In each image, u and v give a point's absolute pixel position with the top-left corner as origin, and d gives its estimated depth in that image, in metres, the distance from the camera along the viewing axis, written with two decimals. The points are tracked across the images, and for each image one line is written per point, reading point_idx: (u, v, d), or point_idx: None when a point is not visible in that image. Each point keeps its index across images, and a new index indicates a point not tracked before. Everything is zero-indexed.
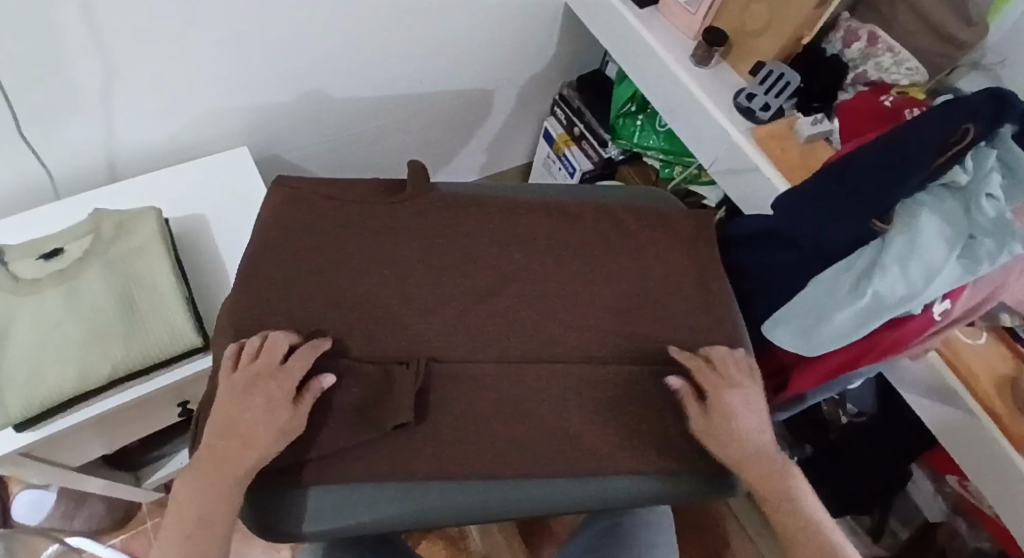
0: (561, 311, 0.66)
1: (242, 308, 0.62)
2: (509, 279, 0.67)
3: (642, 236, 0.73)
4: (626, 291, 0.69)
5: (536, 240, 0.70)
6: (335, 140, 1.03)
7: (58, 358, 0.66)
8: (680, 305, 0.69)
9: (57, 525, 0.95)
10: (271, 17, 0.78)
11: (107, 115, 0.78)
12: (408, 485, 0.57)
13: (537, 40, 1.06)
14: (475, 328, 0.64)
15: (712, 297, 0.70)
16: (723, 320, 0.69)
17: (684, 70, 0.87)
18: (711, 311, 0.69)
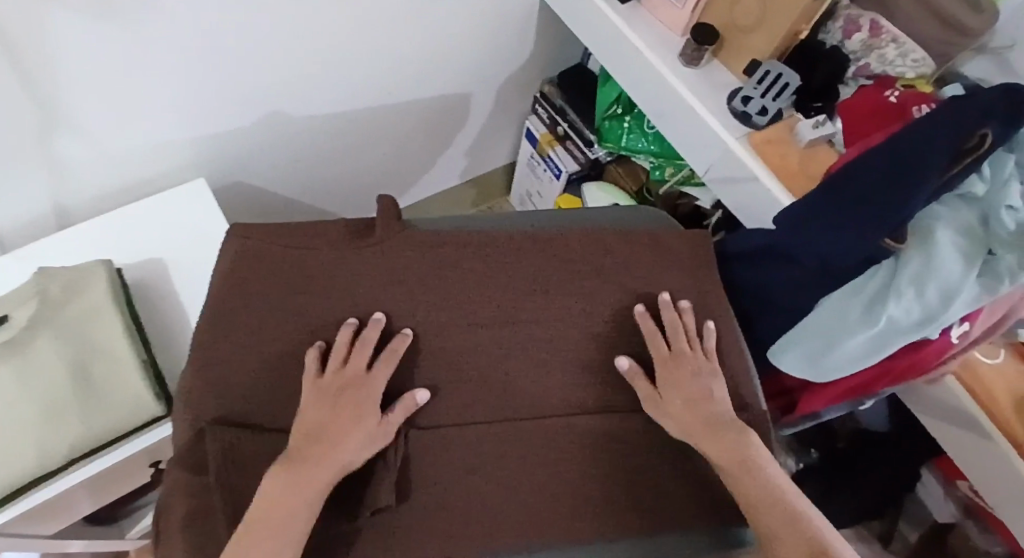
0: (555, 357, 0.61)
1: (198, 383, 0.56)
2: (494, 326, 0.60)
3: (637, 260, 0.66)
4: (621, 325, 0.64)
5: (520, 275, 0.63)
6: (303, 160, 0.96)
7: (12, 441, 0.60)
8: (682, 341, 0.64)
9: None
10: (221, 42, 0.71)
11: (47, 161, 0.71)
12: None
13: (515, 37, 0.99)
14: (461, 383, 0.59)
15: (716, 327, 0.65)
16: (729, 352, 0.64)
17: (673, 71, 0.80)
18: (716, 343, 0.64)
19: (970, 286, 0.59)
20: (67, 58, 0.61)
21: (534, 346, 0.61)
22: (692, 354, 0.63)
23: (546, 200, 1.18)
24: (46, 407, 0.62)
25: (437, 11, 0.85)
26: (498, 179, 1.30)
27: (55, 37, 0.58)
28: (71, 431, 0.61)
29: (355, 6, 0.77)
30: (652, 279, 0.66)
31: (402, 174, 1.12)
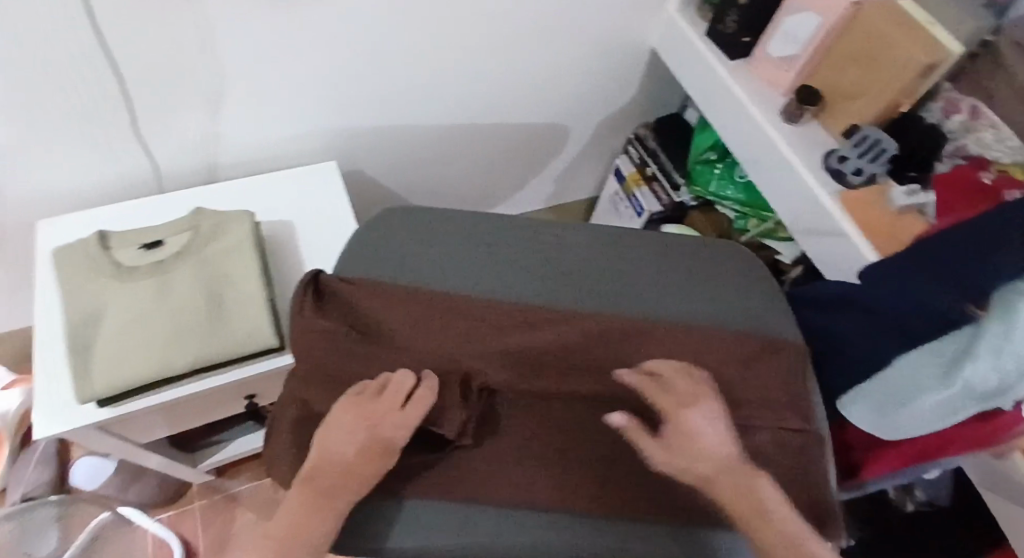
0: (607, 352, 0.64)
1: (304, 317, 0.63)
2: (550, 321, 0.65)
3: (692, 274, 0.73)
4: (670, 335, 0.65)
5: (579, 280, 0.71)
6: (414, 162, 1.06)
7: (144, 346, 0.67)
8: (730, 346, 0.66)
9: (112, 493, 0.98)
10: (368, 46, 0.81)
11: (213, 122, 0.82)
12: (472, 513, 0.59)
13: (621, 78, 1.07)
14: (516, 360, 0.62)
15: (771, 347, 0.67)
16: (784, 371, 0.65)
17: (773, 125, 0.84)
18: (774, 358, 0.65)
19: None
20: (238, 28, 0.71)
21: (590, 371, 0.62)
22: (736, 375, 0.64)
23: None
24: (178, 320, 0.69)
25: (548, 43, 0.93)
26: (580, 209, 1.38)
27: (233, 11, 0.69)
28: (194, 346, 0.68)
29: (477, 25, 0.85)
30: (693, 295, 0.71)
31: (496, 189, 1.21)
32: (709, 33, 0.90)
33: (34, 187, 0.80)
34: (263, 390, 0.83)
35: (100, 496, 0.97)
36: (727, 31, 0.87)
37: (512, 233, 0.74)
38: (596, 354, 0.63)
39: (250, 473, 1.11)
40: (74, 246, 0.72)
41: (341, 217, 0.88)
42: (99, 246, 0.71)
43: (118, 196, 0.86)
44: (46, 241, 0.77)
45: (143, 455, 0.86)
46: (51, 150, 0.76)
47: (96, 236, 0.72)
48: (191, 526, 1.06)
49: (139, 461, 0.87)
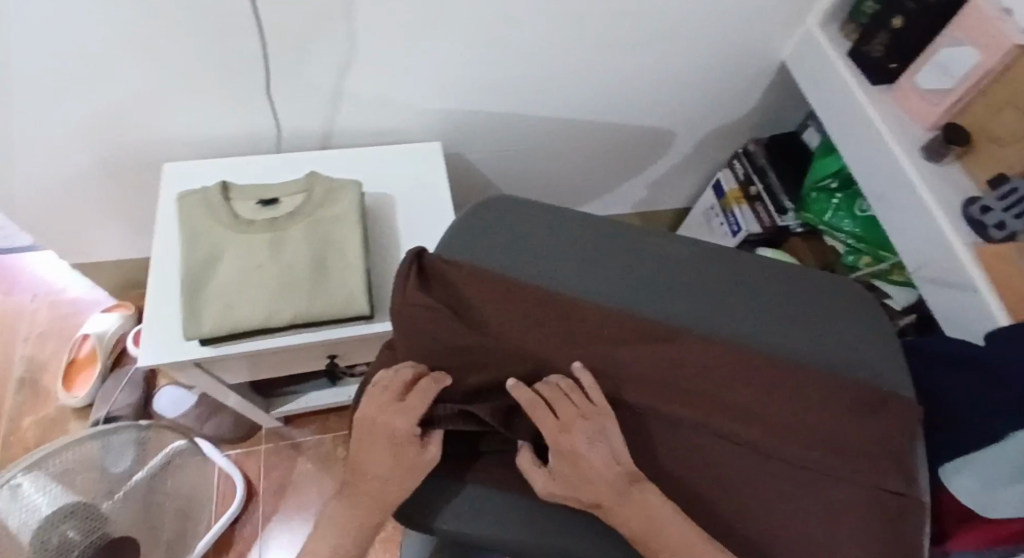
0: (703, 375, 0.62)
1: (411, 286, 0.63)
2: (644, 335, 0.64)
3: (803, 307, 0.70)
4: (764, 369, 0.63)
5: (682, 295, 0.69)
6: (515, 152, 1.06)
7: (251, 296, 0.70)
8: (829, 391, 0.62)
9: (190, 424, 1.04)
10: (495, 33, 0.81)
11: (337, 92, 0.84)
12: (543, 513, 0.57)
13: (740, 91, 1.03)
14: (610, 366, 0.62)
15: (877, 398, 0.62)
16: (894, 424, 0.60)
17: (911, 161, 0.79)
18: (880, 408, 0.61)
19: None
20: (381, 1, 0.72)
21: (681, 391, 0.61)
22: (830, 421, 0.60)
23: None
24: (286, 275, 0.71)
25: (675, 48, 0.91)
26: (670, 219, 1.35)
27: None
28: (296, 304, 0.70)
29: (607, 22, 0.84)
30: (801, 329, 0.68)
31: (589, 187, 1.20)
32: (852, 54, 0.85)
33: (169, 127, 0.85)
34: (346, 352, 0.83)
35: (180, 424, 1.02)
36: (874, 53, 0.83)
37: (619, 238, 0.73)
38: (686, 375, 0.62)
39: (316, 427, 1.15)
40: (196, 193, 0.75)
41: (444, 196, 0.88)
42: (221, 196, 0.75)
43: (239, 149, 0.90)
44: (168, 181, 0.82)
45: (223, 392, 0.88)
46: (192, 96, 0.80)
47: (219, 187, 0.76)
48: (255, 467, 1.10)
49: (218, 397, 0.90)
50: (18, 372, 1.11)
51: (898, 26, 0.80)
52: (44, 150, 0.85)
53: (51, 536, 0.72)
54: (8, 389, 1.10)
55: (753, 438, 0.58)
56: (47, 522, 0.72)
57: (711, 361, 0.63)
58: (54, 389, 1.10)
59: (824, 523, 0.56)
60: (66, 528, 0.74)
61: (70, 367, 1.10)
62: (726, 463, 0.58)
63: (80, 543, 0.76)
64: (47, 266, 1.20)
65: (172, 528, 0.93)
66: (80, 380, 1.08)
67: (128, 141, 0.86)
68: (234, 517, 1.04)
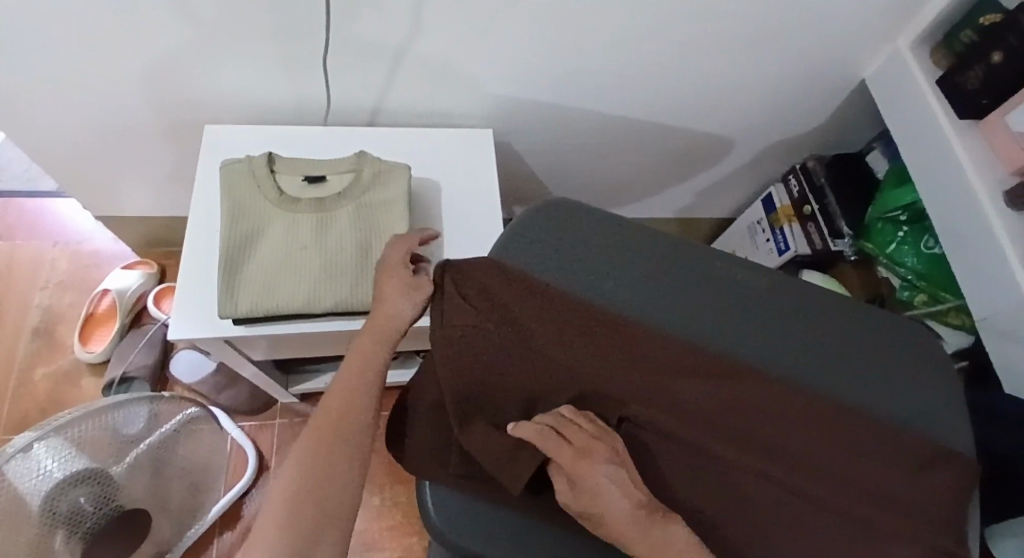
0: (758, 419, 0.58)
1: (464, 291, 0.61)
2: (697, 369, 0.60)
3: (867, 353, 0.66)
4: (818, 418, 0.59)
5: (744, 328, 0.66)
6: (565, 146, 1.01)
7: (290, 280, 0.66)
8: (884, 449, 0.58)
9: (206, 391, 1.01)
10: (569, 25, 0.76)
11: (394, 68, 0.80)
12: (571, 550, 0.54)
13: (808, 105, 0.98)
14: (667, 402, 0.58)
15: (933, 460, 0.58)
16: (955, 493, 0.56)
17: (995, 205, 0.74)
18: (937, 473, 0.57)
19: None
20: None
21: (736, 434, 0.57)
22: (886, 479, 0.56)
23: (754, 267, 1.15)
24: (330, 260, 0.67)
25: (749, 56, 0.86)
26: (709, 228, 1.31)
27: None
28: (336, 292, 0.66)
29: (686, 24, 0.79)
30: (863, 377, 0.64)
31: (634, 188, 1.15)
32: (942, 82, 0.80)
33: (216, 86, 0.81)
34: None
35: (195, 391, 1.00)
36: (967, 87, 0.76)
37: (684, 257, 0.69)
38: (745, 417, 0.58)
39: None
40: (243, 162, 0.71)
41: (494, 188, 0.83)
42: (266, 168, 0.70)
43: (285, 117, 0.86)
44: (209, 146, 0.78)
45: (240, 364, 0.84)
46: (243, 58, 0.76)
47: (265, 158, 0.71)
48: (268, 440, 1.08)
49: (234, 367, 0.85)
50: (34, 321, 1.09)
51: (997, 61, 0.73)
52: (84, 98, 0.81)
53: (61, 503, 0.67)
54: (23, 336, 1.07)
55: (809, 489, 0.54)
56: (60, 487, 0.67)
57: (766, 404, 0.59)
58: (70, 343, 1.08)
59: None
60: (79, 495, 0.68)
61: (87, 323, 1.07)
62: (781, 517, 0.53)
63: (91, 513, 0.71)
64: (73, 213, 1.18)
65: (183, 497, 0.89)
66: (96, 338, 1.06)
67: (172, 98, 0.82)
68: (243, 491, 1.02)
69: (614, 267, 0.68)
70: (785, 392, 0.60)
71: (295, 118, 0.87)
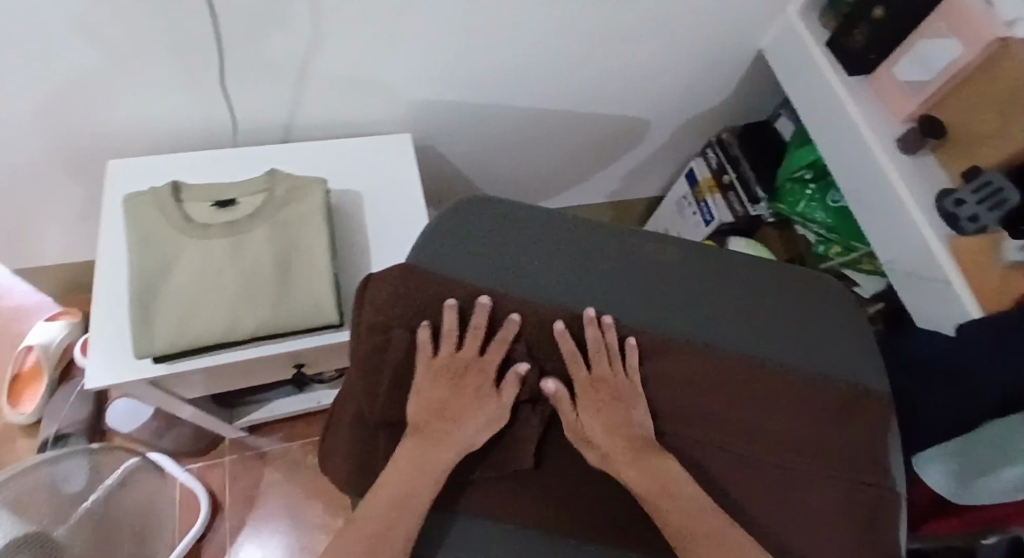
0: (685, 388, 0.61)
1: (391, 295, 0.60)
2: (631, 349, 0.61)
3: (780, 310, 0.68)
4: (748, 378, 0.62)
5: (666, 298, 0.68)
6: (489, 140, 1.01)
7: (208, 308, 0.64)
8: (805, 402, 0.61)
9: (146, 438, 0.98)
10: (470, 19, 0.76)
11: (300, 80, 0.78)
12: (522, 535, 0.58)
13: (716, 79, 1.01)
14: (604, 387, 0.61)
15: (850, 407, 0.62)
16: (870, 436, 0.60)
17: (888, 154, 0.78)
18: (853, 418, 0.61)
19: None
20: None
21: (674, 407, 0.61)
22: (808, 430, 0.61)
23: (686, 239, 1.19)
24: (248, 283, 0.66)
25: (651, 37, 0.88)
26: (640, 209, 1.34)
27: None
28: (257, 316, 0.65)
29: (587, 11, 0.80)
30: (783, 333, 0.67)
31: (561, 177, 1.17)
32: (831, 44, 0.84)
33: (111, 117, 0.78)
34: (313, 361, 0.78)
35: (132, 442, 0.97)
36: (854, 46, 0.81)
37: (605, 239, 0.70)
38: (684, 387, 0.61)
39: (283, 433, 1.09)
40: (147, 193, 0.69)
41: (417, 191, 0.83)
42: (173, 198, 0.68)
43: (192, 142, 0.84)
44: (112, 180, 0.75)
45: (177, 406, 0.81)
46: (138, 87, 0.74)
47: (170, 187, 0.69)
48: (219, 479, 1.05)
49: (171, 410, 0.83)
50: None
51: (879, 17, 0.78)
52: None
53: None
54: None
55: (742, 450, 0.60)
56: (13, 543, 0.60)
57: (696, 372, 0.61)
58: None
59: (801, 522, 0.58)
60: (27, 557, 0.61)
61: (11, 383, 1.02)
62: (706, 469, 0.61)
63: None
64: None
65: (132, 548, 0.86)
66: (24, 396, 1.01)
67: (67, 134, 0.79)
68: (200, 533, 0.99)
69: (538, 256, 0.69)
70: (713, 358, 0.62)
71: (203, 141, 0.85)
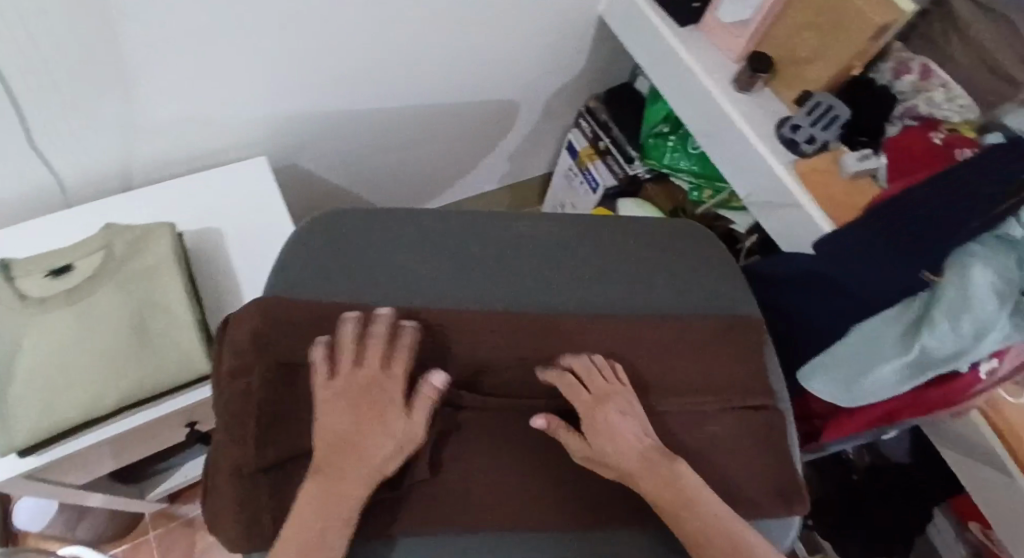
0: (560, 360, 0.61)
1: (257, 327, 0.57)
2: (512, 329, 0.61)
3: (646, 263, 0.70)
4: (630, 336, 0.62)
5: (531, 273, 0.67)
6: (354, 148, 1.00)
7: (64, 385, 0.62)
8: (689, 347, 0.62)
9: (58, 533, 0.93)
10: (292, 31, 0.75)
11: (126, 125, 0.75)
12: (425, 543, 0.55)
13: (567, 51, 1.02)
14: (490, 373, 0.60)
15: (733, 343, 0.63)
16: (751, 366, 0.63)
17: (726, 94, 0.81)
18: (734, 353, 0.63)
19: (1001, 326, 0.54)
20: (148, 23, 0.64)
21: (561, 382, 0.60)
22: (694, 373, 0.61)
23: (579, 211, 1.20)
24: (103, 349, 0.63)
25: (487, 21, 0.88)
26: (532, 189, 1.34)
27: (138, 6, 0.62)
28: (120, 383, 0.62)
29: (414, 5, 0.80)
30: (652, 286, 0.68)
31: (442, 174, 1.16)
32: None
33: None
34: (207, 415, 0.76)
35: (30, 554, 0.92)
36: None
37: (464, 227, 0.69)
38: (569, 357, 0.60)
39: None
40: None
41: (280, 213, 0.81)
42: (0, 276, 0.65)
43: (25, 215, 0.79)
44: None
45: (83, 496, 0.78)
46: None
47: None
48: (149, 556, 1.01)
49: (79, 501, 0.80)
50: None
51: None
52: None
53: None
54: None
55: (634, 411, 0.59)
56: None
57: (580, 342, 0.61)
58: None
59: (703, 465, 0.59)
60: None
61: None
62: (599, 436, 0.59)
63: None
64: None
65: None
66: None
67: None
68: None
69: (402, 254, 0.66)
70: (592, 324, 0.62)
71: (39, 211, 0.81)
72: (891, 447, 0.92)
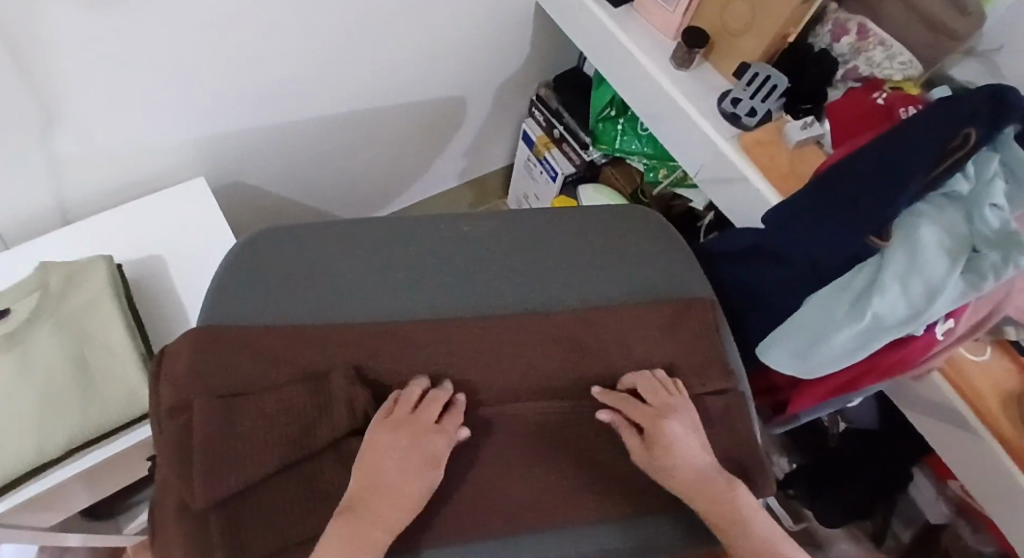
0: None
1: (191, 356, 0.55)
2: (458, 333, 0.59)
3: (590, 255, 0.69)
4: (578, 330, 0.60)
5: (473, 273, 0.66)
6: (300, 158, 0.98)
7: (11, 431, 0.61)
8: (638, 334, 0.61)
9: None
10: (214, 49, 0.73)
11: (54, 161, 0.73)
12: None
13: (508, 41, 1.00)
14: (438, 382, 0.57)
15: (684, 324, 0.62)
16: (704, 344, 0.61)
17: (664, 73, 0.80)
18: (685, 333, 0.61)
19: (952, 285, 0.51)
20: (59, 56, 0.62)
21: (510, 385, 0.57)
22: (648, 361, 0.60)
23: (541, 200, 1.19)
24: (47, 391, 0.63)
25: (419, 18, 0.86)
26: (493, 181, 1.33)
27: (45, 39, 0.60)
28: (67, 423, 0.61)
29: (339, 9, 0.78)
30: (599, 275, 0.67)
31: (397, 176, 1.15)
32: None
33: None
34: None
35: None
36: None
37: (403, 233, 0.68)
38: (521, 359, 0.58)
39: None
40: None
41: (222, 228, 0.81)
42: None
43: None
44: None
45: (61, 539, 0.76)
46: None
47: None
48: None
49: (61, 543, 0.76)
50: None
51: None
52: None
53: None
54: None
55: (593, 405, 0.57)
56: None
57: (529, 338, 0.59)
58: None
59: None
60: None
61: None
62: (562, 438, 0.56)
63: None
64: None
65: None
66: None
67: None
68: None
69: (340, 269, 0.65)
70: (539, 321, 0.60)
71: None
72: (858, 414, 0.92)
